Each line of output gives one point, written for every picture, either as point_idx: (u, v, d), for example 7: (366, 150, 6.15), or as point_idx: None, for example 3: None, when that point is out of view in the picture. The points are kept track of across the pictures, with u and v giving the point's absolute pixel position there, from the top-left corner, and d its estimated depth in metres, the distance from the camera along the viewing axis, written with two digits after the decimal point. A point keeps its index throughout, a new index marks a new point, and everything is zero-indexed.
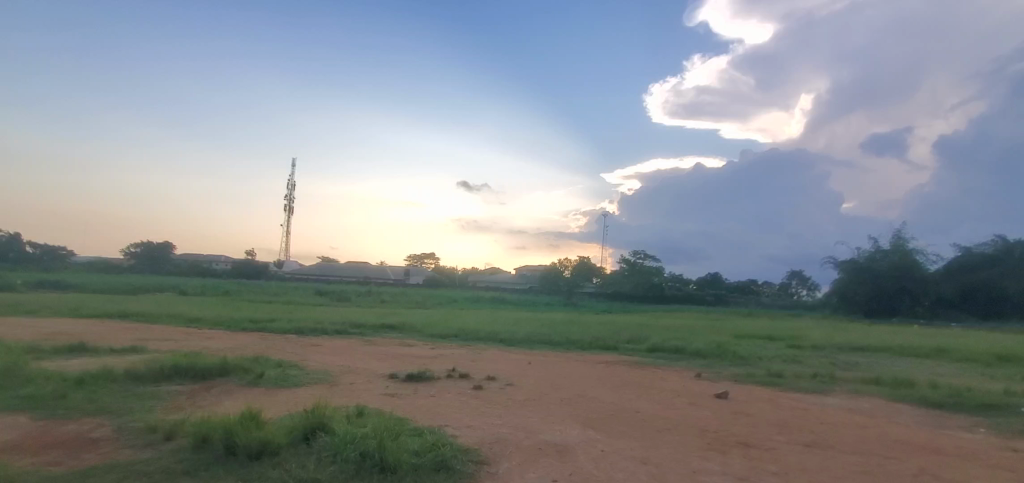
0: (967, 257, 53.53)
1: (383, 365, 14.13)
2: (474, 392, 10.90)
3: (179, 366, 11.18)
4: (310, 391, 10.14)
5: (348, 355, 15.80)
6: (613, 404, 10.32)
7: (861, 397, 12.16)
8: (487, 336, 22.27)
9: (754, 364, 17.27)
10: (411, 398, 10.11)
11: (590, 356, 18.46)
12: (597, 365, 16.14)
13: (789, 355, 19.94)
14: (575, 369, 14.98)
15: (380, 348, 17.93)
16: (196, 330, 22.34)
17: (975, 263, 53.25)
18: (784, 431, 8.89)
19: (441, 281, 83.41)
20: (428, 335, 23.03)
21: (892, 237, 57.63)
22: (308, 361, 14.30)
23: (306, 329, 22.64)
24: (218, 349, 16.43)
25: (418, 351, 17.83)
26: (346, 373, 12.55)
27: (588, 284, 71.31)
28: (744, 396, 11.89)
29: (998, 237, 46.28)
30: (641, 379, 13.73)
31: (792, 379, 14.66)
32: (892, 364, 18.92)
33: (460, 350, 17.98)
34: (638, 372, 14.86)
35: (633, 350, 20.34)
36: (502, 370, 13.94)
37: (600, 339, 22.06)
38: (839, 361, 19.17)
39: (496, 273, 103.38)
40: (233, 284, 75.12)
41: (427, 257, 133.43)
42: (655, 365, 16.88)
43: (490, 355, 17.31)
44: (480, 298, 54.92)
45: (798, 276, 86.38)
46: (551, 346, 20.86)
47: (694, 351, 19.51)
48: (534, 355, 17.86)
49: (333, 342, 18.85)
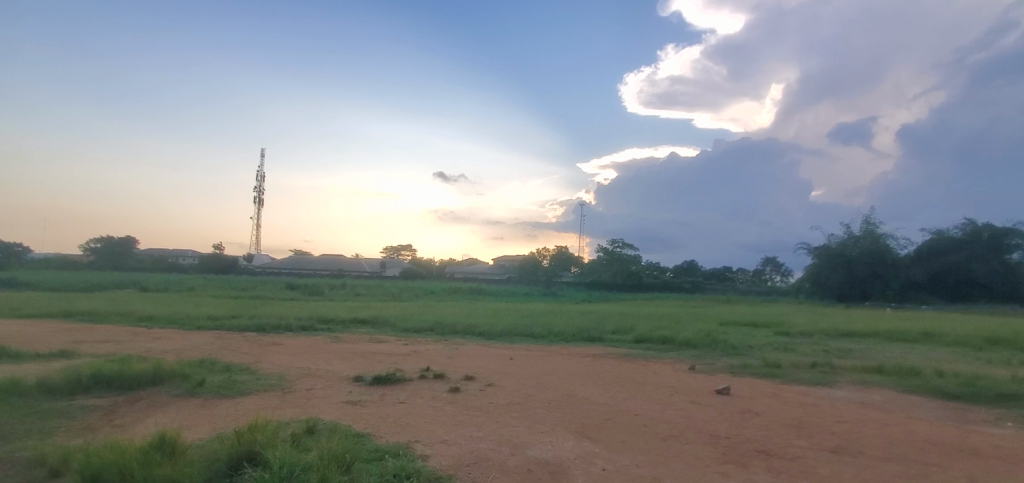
0: (936, 241, 54.24)
1: (348, 365, 12.68)
2: (450, 396, 9.57)
3: (101, 376, 9.58)
4: (256, 402, 8.66)
5: (310, 355, 14.29)
6: (607, 406, 9.14)
7: (870, 389, 11.26)
8: (463, 330, 20.93)
9: (748, 354, 16.39)
10: (377, 405, 8.71)
11: (575, 349, 17.34)
12: (583, 360, 14.97)
13: (780, 343, 19.15)
14: (560, 364, 13.78)
15: (347, 346, 16.44)
16: (146, 330, 20.42)
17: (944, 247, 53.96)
18: (804, 435, 7.83)
19: (418, 273, 81.67)
20: (401, 330, 21.57)
21: (864, 222, 58.19)
22: (263, 363, 12.77)
23: (268, 326, 20.92)
24: (164, 351, 14.72)
25: (389, 347, 16.42)
26: (304, 376, 11.11)
27: (567, 274, 70.50)
28: (747, 391, 10.85)
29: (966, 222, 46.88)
30: (633, 374, 12.62)
31: (791, 370, 13.75)
32: (885, 350, 18.29)
33: (436, 347, 16.57)
34: (627, 367, 13.75)
35: (618, 341, 19.29)
36: (482, 368, 12.61)
37: (583, 331, 20.94)
38: (832, 348, 18.45)
39: (475, 264, 101.96)
40: (200, 279, 71.85)
41: (404, 248, 131.05)
42: (645, 358, 15.77)
43: (467, 350, 15.99)
44: (457, 289, 53.49)
45: (772, 262, 87.36)
46: (532, 339, 19.66)
47: (684, 341, 18.54)
48: (515, 350, 16.60)
49: (296, 341, 17.24)
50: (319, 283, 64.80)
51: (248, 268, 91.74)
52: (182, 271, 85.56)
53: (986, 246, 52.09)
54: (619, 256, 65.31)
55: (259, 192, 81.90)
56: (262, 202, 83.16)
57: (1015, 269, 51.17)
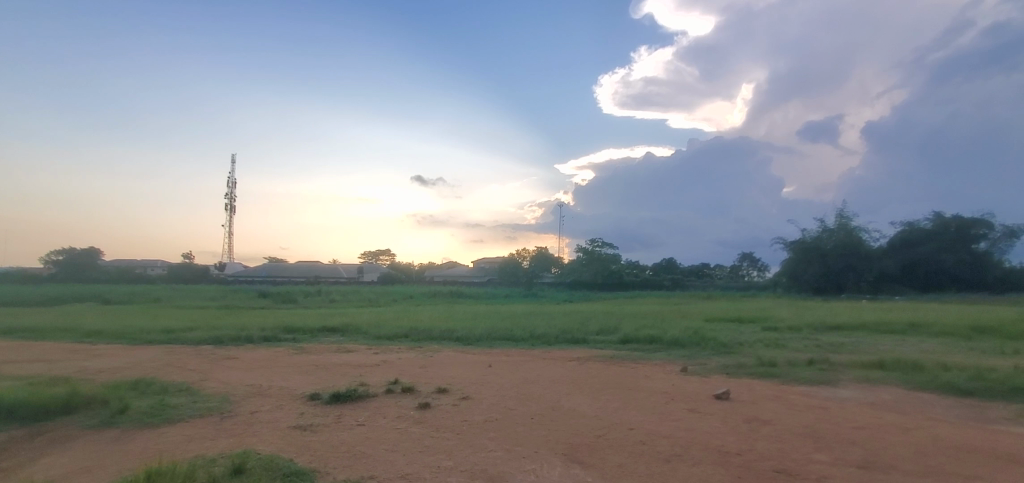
0: (907, 233, 54.96)
1: (306, 380, 11.34)
2: (418, 414, 8.35)
3: (2, 407, 8.12)
4: (186, 435, 7.31)
5: (267, 369, 12.89)
6: (597, 420, 8.03)
7: (877, 387, 10.39)
8: (438, 335, 19.68)
9: (739, 352, 15.53)
10: (330, 430, 7.45)
11: (557, 352, 16.27)
12: (568, 364, 13.88)
13: (770, 339, 18.37)
14: (543, 371, 12.65)
15: (310, 358, 15.00)
16: (90, 346, 18.62)
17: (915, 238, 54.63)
18: (822, 447, 6.85)
19: (397, 277, 79.89)
20: (373, 337, 20.21)
21: (838, 216, 58.79)
22: (209, 381, 11.36)
23: (227, 338, 19.34)
24: (100, 371, 13.13)
25: (356, 357, 15.06)
26: (252, 397, 9.76)
27: (547, 274, 69.58)
28: (748, 395, 9.89)
29: (933, 213, 47.59)
30: (622, 378, 11.56)
31: (788, 368, 12.89)
32: (877, 343, 17.66)
33: (407, 355, 15.28)
34: (615, 371, 12.72)
35: (603, 342, 18.27)
36: (456, 379, 11.38)
37: (566, 332, 19.85)
38: (822, 342, 17.77)
39: (454, 267, 100.39)
40: (167, 290, 68.80)
41: (382, 253, 128.71)
42: (632, 360, 14.73)
43: (442, 358, 14.76)
44: (436, 293, 52.08)
45: (749, 258, 88.05)
46: (512, 342, 18.51)
47: (672, 340, 17.63)
48: (493, 355, 15.43)
49: (254, 354, 15.74)
50: (292, 291, 62.59)
51: (219, 278, 88.56)
52: (149, 282, 82.02)
53: (955, 237, 52.91)
54: (599, 256, 64.75)
55: (229, 199, 79.14)
56: (233, 209, 80.41)
57: (983, 259, 52.10)
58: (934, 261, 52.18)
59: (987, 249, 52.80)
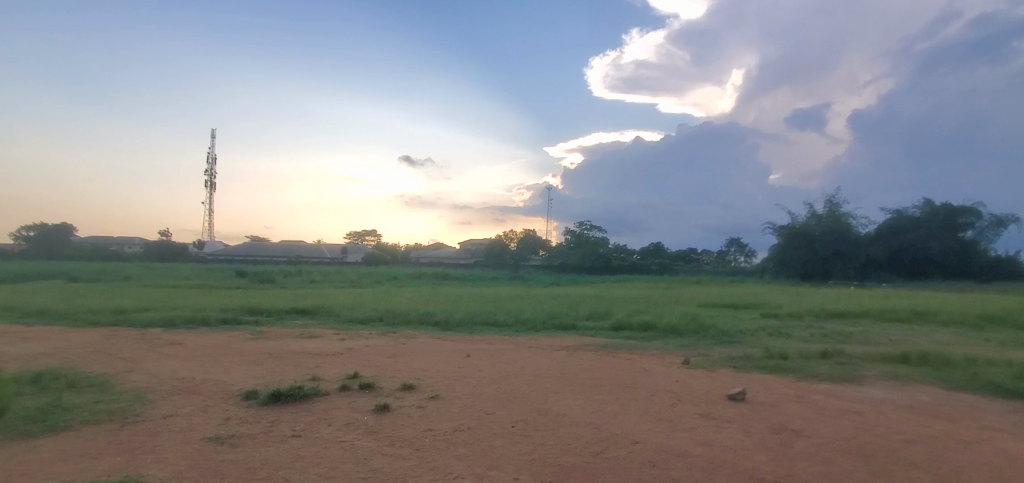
0: (896, 219, 54.29)
1: (250, 372, 9.70)
2: (372, 420, 6.75)
3: None
4: (67, 457, 5.69)
5: (211, 358, 11.23)
6: (593, 430, 6.53)
7: (912, 388, 9.02)
8: (415, 319, 18.10)
9: (743, 342, 14.17)
10: (253, 446, 5.83)
11: (543, 339, 14.80)
12: (555, 354, 12.41)
13: (773, 327, 17.08)
14: (527, 363, 11.14)
15: (266, 344, 13.34)
16: (25, 328, 16.73)
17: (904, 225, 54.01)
18: (877, 471, 5.44)
19: (380, 257, 77.92)
20: (344, 321, 18.58)
21: (827, 202, 57.99)
22: (136, 375, 9.69)
23: (181, 320, 17.60)
24: (16, 358, 11.35)
25: (319, 343, 13.44)
26: (176, 395, 8.11)
27: (535, 257, 68.17)
28: (767, 395, 8.48)
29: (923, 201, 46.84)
30: (618, 373, 10.09)
31: (801, 361, 11.51)
32: (887, 333, 16.43)
33: (377, 342, 13.66)
34: (609, 363, 11.28)
35: (594, 328, 16.89)
36: (427, 372, 9.81)
37: (554, 317, 18.42)
38: (829, 331, 16.49)
39: (440, 248, 98.59)
40: (141, 268, 66.24)
41: (367, 234, 126.24)
42: (627, 350, 13.29)
43: (416, 345, 13.22)
44: (420, 274, 50.46)
45: (736, 243, 87.55)
46: (494, 328, 17.04)
47: (669, 328, 16.23)
48: (471, 342, 13.93)
49: (204, 339, 14.06)
50: (269, 270, 60.47)
51: (197, 256, 85.87)
52: (123, 259, 79.13)
53: (943, 224, 52.38)
54: (587, 239, 63.50)
55: (208, 175, 76.13)
56: (212, 186, 77.49)
57: (969, 247, 51.61)
58: (921, 249, 51.61)
59: (974, 238, 52.30)
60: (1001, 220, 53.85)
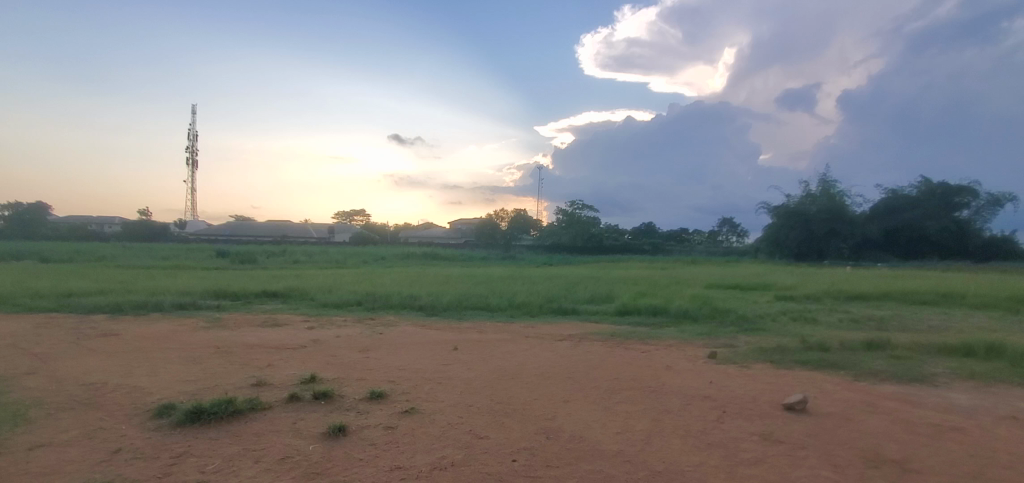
0: (892, 198, 52.95)
1: (182, 375, 7.77)
2: (319, 454, 4.89)
3: None
4: None
5: (145, 355, 9.30)
6: (626, 466, 4.73)
7: (1001, 393, 7.35)
8: (397, 303, 16.19)
9: (769, 330, 12.50)
10: None
11: (541, 327, 13.00)
12: (558, 346, 10.60)
13: (795, 311, 15.44)
14: (526, 358, 9.34)
15: (218, 335, 11.34)
16: None
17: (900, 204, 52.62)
18: None
19: (368, 237, 75.50)
20: (317, 305, 16.62)
21: (822, 180, 56.49)
22: (38, 378, 7.76)
23: (130, 305, 15.55)
24: None
25: (281, 334, 11.56)
26: (69, 413, 6.19)
27: (526, 237, 66.21)
28: (831, 404, 6.77)
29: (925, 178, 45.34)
30: (639, 372, 8.33)
31: (847, 354, 9.82)
32: (921, 318, 14.86)
33: (350, 332, 11.72)
34: (624, 357, 9.51)
35: (598, 313, 15.17)
36: (405, 373, 7.94)
37: (551, 300, 16.63)
38: (856, 316, 14.89)
39: (429, 228, 96.24)
40: (118, 247, 63.52)
41: (355, 213, 123.24)
42: (639, 340, 11.53)
43: (394, 335, 11.37)
44: (409, 254, 48.50)
45: (729, 223, 86.32)
46: (485, 313, 15.27)
47: (681, 313, 14.53)
48: (459, 331, 12.11)
49: (147, 329, 12.09)
50: (252, 250, 58.28)
51: (179, 235, 82.94)
52: (102, 238, 76.15)
53: (940, 203, 51.05)
54: (579, 219, 61.75)
55: (190, 151, 73.02)
56: (194, 163, 74.41)
57: (966, 226, 50.38)
58: (917, 228, 50.40)
59: (970, 217, 51.04)
60: (998, 198, 52.53)
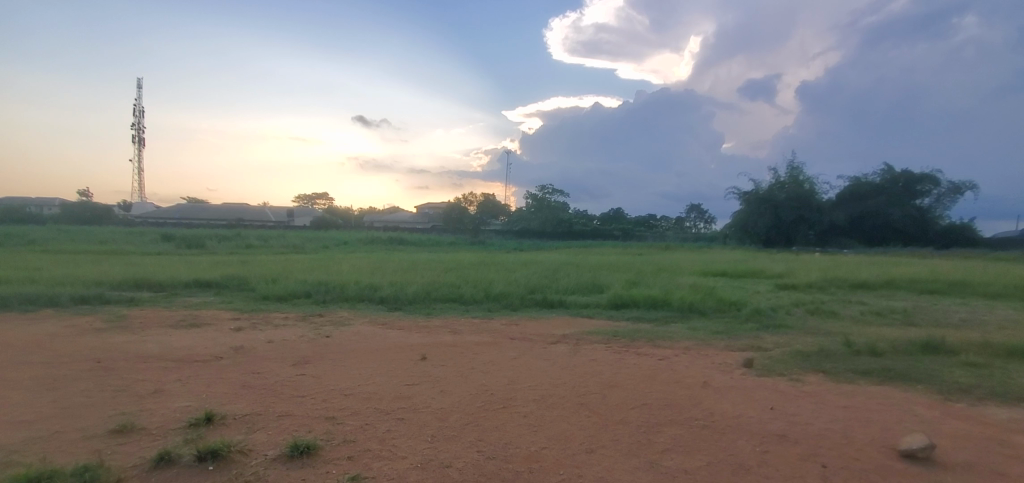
0: (856, 186, 52.90)
1: (18, 415, 5.23)
2: None
3: None
4: None
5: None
6: None
7: None
8: (354, 295, 13.70)
9: (795, 327, 10.66)
10: None
11: (527, 325, 10.78)
12: (555, 353, 8.44)
13: (809, 303, 13.71)
14: (518, 371, 7.10)
15: (108, 343, 8.65)
16: None
17: (864, 192, 52.53)
18: None
19: (329, 220, 71.57)
20: (257, 298, 13.93)
21: (790, 167, 56.08)
22: None
23: (15, 299, 12.49)
24: None
25: (200, 337, 9.02)
26: None
27: (496, 222, 63.75)
28: (954, 447, 4.88)
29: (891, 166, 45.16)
30: (672, 393, 6.25)
31: (907, 360, 8.03)
32: (945, 311, 13.33)
33: (288, 335, 9.20)
34: (643, 370, 7.36)
35: (588, 306, 13.12)
36: (351, 402, 5.59)
37: (532, 291, 14.44)
38: (876, 308, 13.26)
39: (395, 213, 92.42)
40: (51, 230, 57.84)
41: (318, 197, 118.14)
42: (648, 341, 9.53)
43: (344, 338, 8.98)
44: (373, 239, 45.44)
45: (697, 210, 86.11)
46: (456, 307, 12.99)
47: (685, 306, 12.56)
48: (426, 331, 9.77)
49: (19, 333, 9.24)
50: (200, 233, 53.97)
51: (124, 217, 76.86)
52: (36, 220, 69.85)
53: (903, 191, 51.14)
54: (549, 204, 59.78)
55: (136, 127, 67.29)
56: (139, 140, 68.65)
57: (926, 213, 50.65)
58: (880, 215, 50.43)
59: (931, 205, 51.30)
60: (957, 187, 53.01)
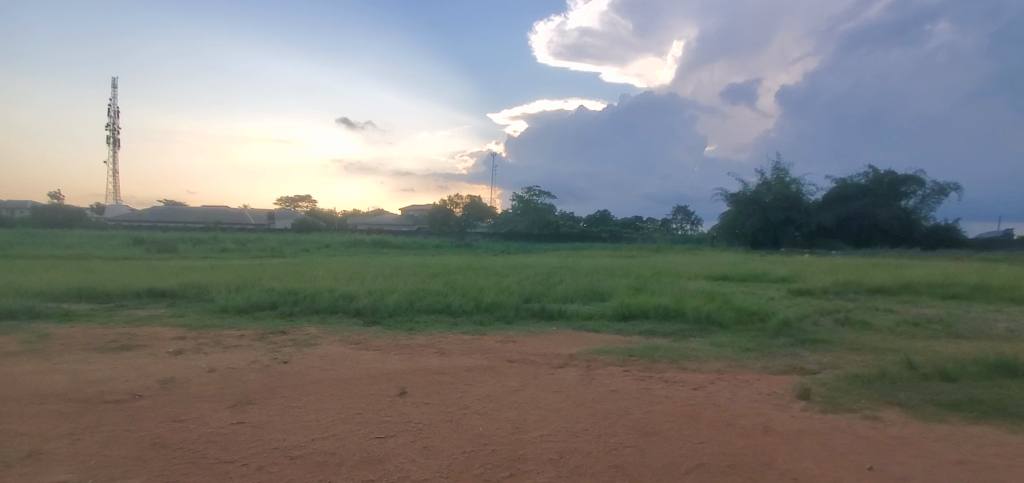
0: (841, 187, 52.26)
1: None
2: None
3: None
4: None
5: None
6: None
7: None
8: (325, 306, 12.05)
9: (833, 342, 9.26)
10: None
11: (526, 342, 9.24)
12: (566, 381, 6.88)
13: (835, 311, 12.34)
14: (524, 412, 5.54)
15: (5, 376, 6.88)
16: None
17: (850, 193, 51.87)
18: None
19: (310, 222, 69.17)
20: (214, 310, 12.19)
21: (775, 168, 55.43)
22: None
23: None
24: None
25: (126, 366, 7.29)
26: None
27: (483, 224, 62.02)
28: None
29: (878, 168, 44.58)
30: (732, 445, 4.76)
31: (990, 386, 6.64)
32: (982, 318, 12.06)
33: (238, 360, 7.52)
34: (681, 407, 5.85)
35: (591, 317, 11.62)
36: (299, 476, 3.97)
37: (524, 300, 12.89)
38: (909, 317, 11.92)
39: (379, 215, 90.11)
40: (16, 234, 54.80)
41: (300, 199, 115.36)
42: (671, 362, 8.05)
43: (304, 365, 7.30)
44: (356, 242, 43.47)
45: (683, 212, 85.50)
46: (440, 319, 11.42)
47: (702, 317, 11.11)
48: (405, 353, 8.15)
49: None
50: (175, 236, 51.35)
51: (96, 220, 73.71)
52: (2, 222, 66.44)
53: (888, 192, 50.61)
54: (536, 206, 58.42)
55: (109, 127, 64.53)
56: (112, 142, 65.86)
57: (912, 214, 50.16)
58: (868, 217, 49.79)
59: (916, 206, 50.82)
60: (941, 188, 52.65)
